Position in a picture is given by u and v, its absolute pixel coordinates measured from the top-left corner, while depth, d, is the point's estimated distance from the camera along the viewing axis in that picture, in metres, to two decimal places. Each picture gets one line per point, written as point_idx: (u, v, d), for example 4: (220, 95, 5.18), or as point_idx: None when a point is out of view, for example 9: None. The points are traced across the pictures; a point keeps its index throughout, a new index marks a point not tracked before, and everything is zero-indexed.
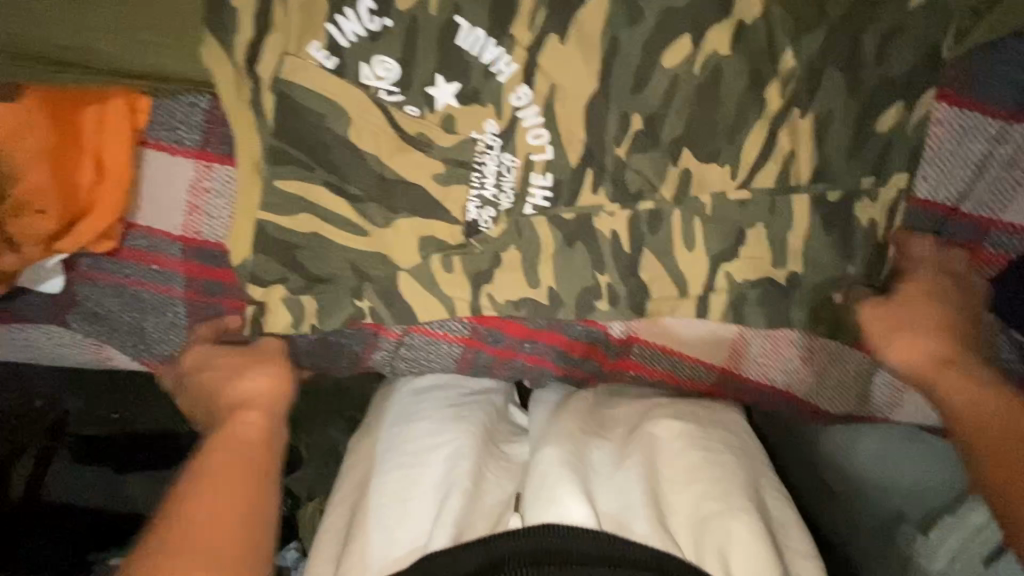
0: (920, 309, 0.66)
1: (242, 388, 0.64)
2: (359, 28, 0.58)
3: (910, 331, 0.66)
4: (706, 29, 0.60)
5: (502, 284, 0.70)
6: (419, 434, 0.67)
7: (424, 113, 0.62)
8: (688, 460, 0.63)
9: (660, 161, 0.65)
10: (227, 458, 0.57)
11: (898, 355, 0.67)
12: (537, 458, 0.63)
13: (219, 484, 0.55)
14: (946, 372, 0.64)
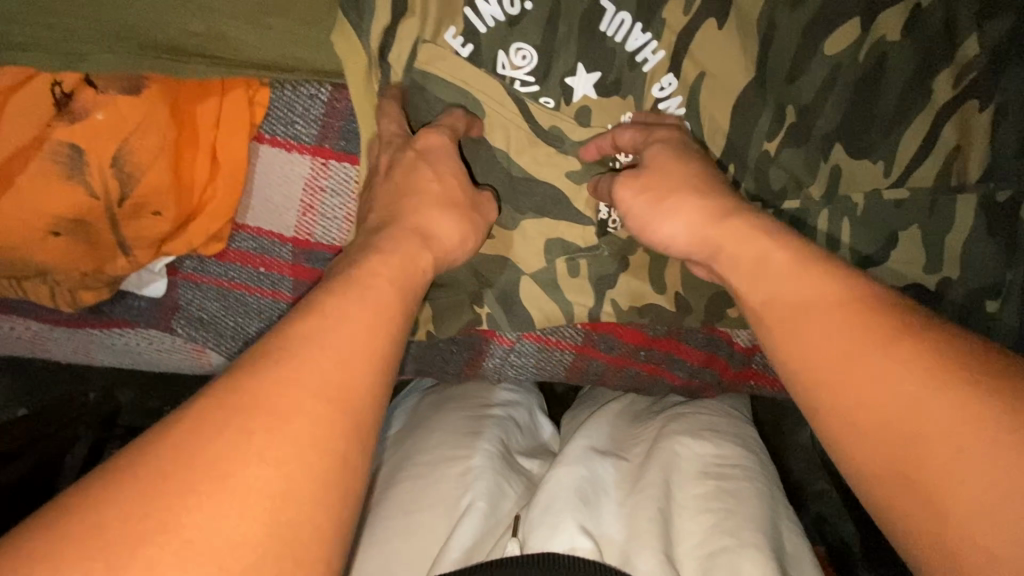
0: (660, 171, 0.51)
1: (433, 220, 0.50)
2: (499, 12, 0.54)
3: (674, 201, 0.50)
4: (876, 12, 0.55)
5: (627, 290, 0.65)
6: (428, 449, 0.61)
7: (559, 105, 0.58)
8: (699, 488, 0.56)
9: (811, 157, 0.60)
10: (390, 290, 0.42)
11: (663, 228, 0.51)
12: (548, 476, 0.55)
13: (371, 320, 0.39)
14: (724, 227, 0.47)
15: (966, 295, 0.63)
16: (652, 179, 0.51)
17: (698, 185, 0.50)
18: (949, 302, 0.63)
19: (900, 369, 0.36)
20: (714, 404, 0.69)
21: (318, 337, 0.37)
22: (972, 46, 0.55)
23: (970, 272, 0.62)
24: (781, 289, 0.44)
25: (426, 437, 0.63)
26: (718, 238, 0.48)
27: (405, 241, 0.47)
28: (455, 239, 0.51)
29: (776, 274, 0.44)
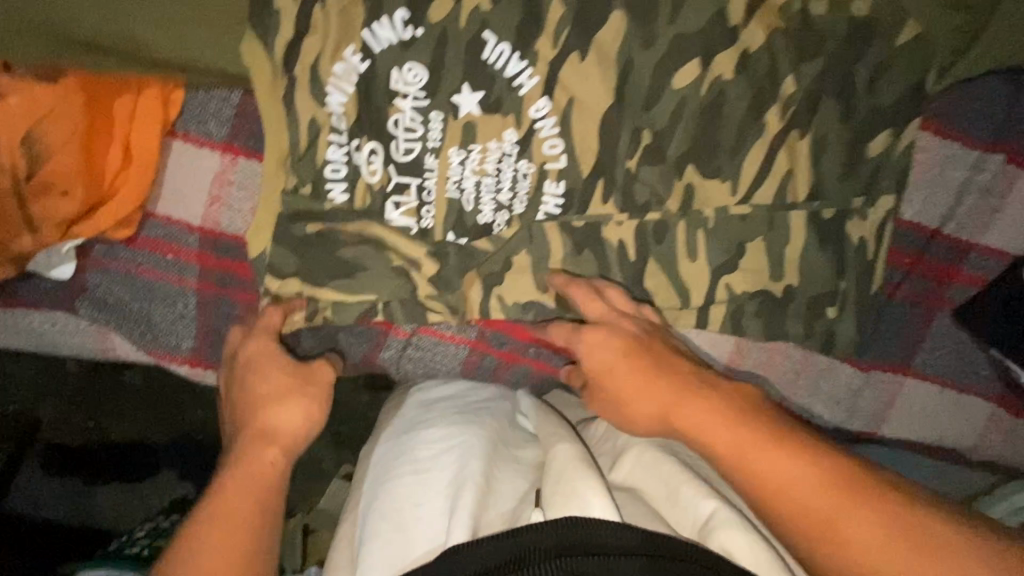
0: (613, 374, 0.64)
1: (275, 418, 0.60)
2: (393, 35, 0.63)
3: (620, 404, 0.63)
4: (715, 55, 0.65)
5: (513, 287, 0.73)
6: (428, 441, 0.64)
7: (447, 119, 0.66)
8: (667, 462, 0.58)
9: (667, 175, 0.69)
10: (232, 507, 0.54)
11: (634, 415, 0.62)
12: (554, 455, 0.59)
13: (223, 537, 0.52)
14: (686, 410, 0.59)
15: (808, 300, 0.73)
16: (615, 383, 0.64)
17: (662, 374, 0.63)
18: (792, 306, 0.73)
19: (874, 528, 0.48)
20: None
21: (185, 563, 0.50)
22: (790, 84, 0.65)
23: (807, 280, 0.72)
24: (696, 433, 0.57)
25: (422, 429, 0.66)
26: (678, 419, 0.59)
27: (255, 453, 0.57)
28: (307, 420, 0.61)
29: (722, 441, 0.55)
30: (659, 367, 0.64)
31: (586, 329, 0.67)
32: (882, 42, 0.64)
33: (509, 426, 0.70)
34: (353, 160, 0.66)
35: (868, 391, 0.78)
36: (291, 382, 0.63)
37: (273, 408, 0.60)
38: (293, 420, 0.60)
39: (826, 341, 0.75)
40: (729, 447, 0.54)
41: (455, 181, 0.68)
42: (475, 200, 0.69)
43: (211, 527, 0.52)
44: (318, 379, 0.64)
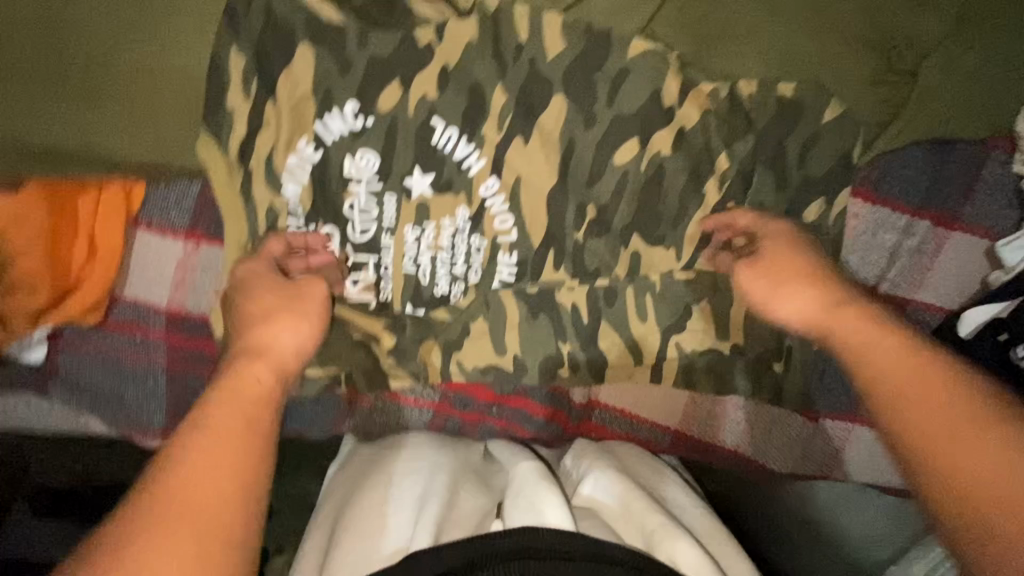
0: (785, 258, 0.63)
1: (276, 327, 0.56)
2: (344, 126, 0.65)
3: (791, 287, 0.60)
4: (652, 133, 0.68)
5: (472, 352, 0.76)
6: (400, 463, 0.69)
7: (400, 201, 0.69)
8: (622, 485, 0.66)
9: (614, 245, 0.73)
10: (230, 408, 0.47)
11: (783, 308, 0.60)
12: (517, 476, 0.66)
13: (215, 449, 0.44)
14: (837, 312, 0.57)
15: (754, 359, 0.77)
16: (777, 277, 0.62)
17: (818, 280, 0.60)
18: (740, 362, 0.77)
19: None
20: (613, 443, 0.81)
21: (171, 486, 0.41)
22: (725, 160, 0.69)
23: (752, 339, 0.75)
24: (858, 342, 0.54)
25: (398, 453, 0.72)
26: (831, 323, 0.57)
27: (247, 364, 0.52)
28: (301, 343, 0.57)
29: (881, 355, 0.52)
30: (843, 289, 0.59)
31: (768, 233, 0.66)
32: (810, 117, 0.67)
33: (477, 458, 0.76)
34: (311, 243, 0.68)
35: (818, 439, 0.82)
36: (295, 296, 0.60)
37: (271, 320, 0.57)
38: (293, 335, 0.57)
39: (775, 394, 0.79)
40: (888, 363, 0.51)
41: (412, 257, 0.71)
42: (431, 273, 0.72)
43: (193, 442, 0.44)
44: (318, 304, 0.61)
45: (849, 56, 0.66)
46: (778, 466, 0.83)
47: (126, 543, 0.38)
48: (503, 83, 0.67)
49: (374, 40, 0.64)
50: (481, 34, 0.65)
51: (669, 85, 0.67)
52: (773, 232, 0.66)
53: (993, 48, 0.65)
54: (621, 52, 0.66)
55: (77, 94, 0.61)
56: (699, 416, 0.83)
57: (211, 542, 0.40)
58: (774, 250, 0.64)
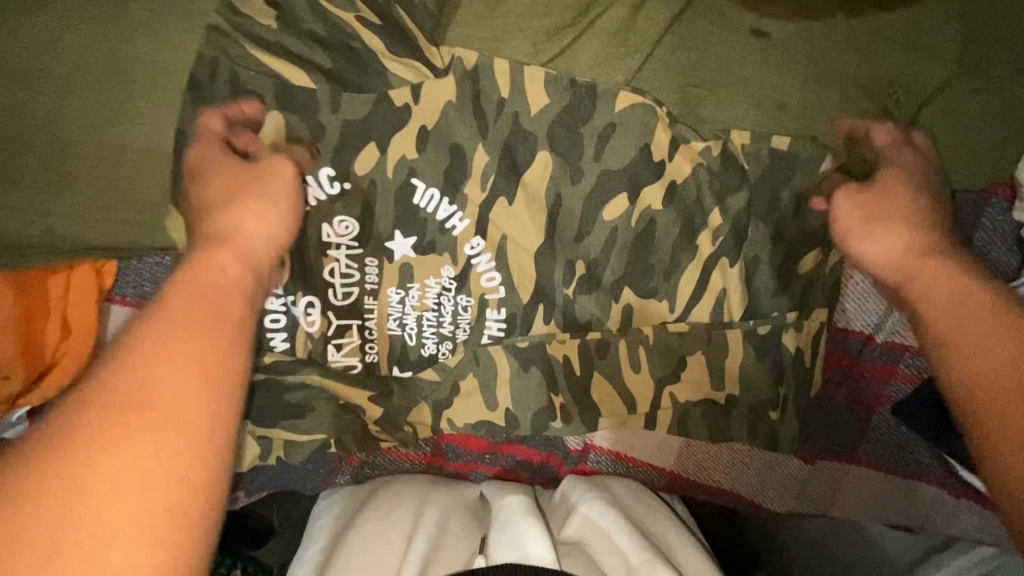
0: (900, 197, 0.58)
1: (247, 215, 0.51)
2: (319, 193, 0.64)
3: (891, 222, 0.57)
4: (641, 189, 0.66)
5: (462, 409, 0.74)
6: (391, 503, 0.71)
7: (382, 263, 0.67)
8: (610, 517, 0.68)
9: (605, 299, 0.71)
10: (188, 299, 0.42)
11: (872, 246, 0.58)
12: (504, 512, 0.68)
13: (189, 322, 0.40)
14: (930, 263, 0.54)
15: (751, 406, 0.75)
16: (875, 213, 0.59)
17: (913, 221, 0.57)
18: (736, 410, 0.75)
19: None
20: (604, 480, 0.79)
21: (140, 359, 0.37)
22: (717, 215, 0.67)
23: (748, 389, 0.74)
24: (938, 295, 0.51)
25: (393, 489, 0.74)
26: (921, 272, 0.54)
27: (209, 253, 0.47)
28: (269, 223, 0.52)
29: (954, 297, 0.50)
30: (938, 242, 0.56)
31: (892, 160, 0.61)
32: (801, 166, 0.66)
33: (468, 491, 0.78)
34: (291, 313, 0.67)
35: (816, 479, 0.81)
36: (261, 189, 0.53)
37: (238, 205, 0.52)
38: (267, 226, 0.52)
39: (770, 441, 0.77)
40: (969, 315, 0.48)
41: (396, 318, 0.69)
42: (418, 334, 0.70)
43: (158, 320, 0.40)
44: (292, 197, 0.55)
45: (832, 102, 0.65)
46: (773, 506, 0.83)
47: (79, 446, 0.33)
48: (485, 143, 0.64)
49: (349, 103, 0.62)
50: (459, 93, 0.63)
51: (656, 138, 0.65)
52: (900, 162, 0.61)
53: (977, 90, 0.65)
54: (606, 106, 0.64)
55: (47, 177, 0.62)
56: (694, 459, 0.82)
57: (176, 436, 0.36)
58: (887, 187, 0.59)
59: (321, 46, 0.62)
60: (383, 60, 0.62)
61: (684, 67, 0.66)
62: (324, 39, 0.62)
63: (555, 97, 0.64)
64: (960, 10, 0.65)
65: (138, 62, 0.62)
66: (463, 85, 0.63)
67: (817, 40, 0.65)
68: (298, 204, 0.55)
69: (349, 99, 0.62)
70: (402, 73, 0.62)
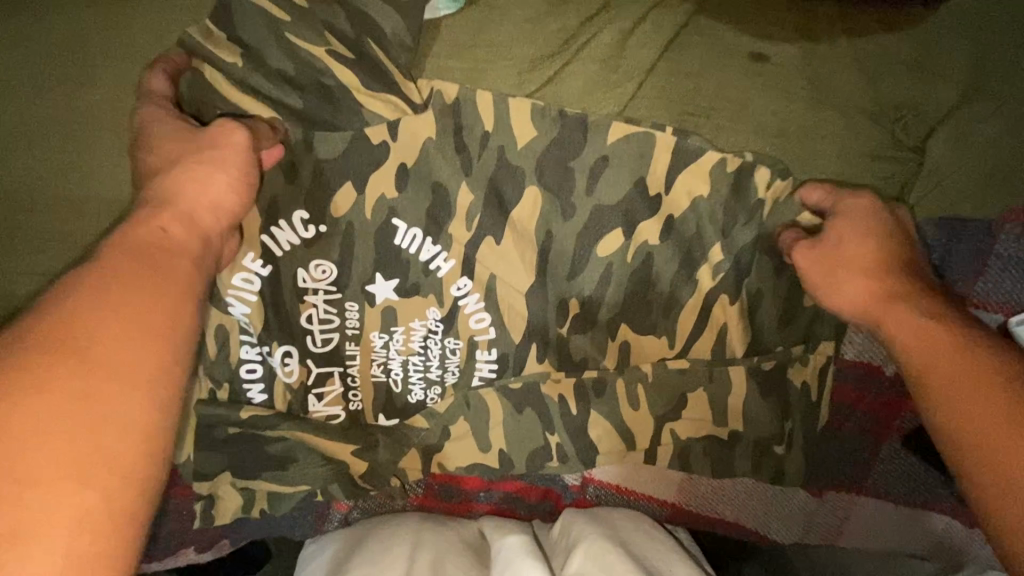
0: (861, 240, 0.56)
1: (198, 170, 0.50)
2: (293, 237, 0.61)
3: (851, 271, 0.56)
4: (636, 224, 0.63)
5: (453, 453, 0.71)
6: (383, 547, 0.67)
7: (363, 308, 0.64)
8: (611, 553, 0.64)
9: (600, 337, 0.68)
10: (133, 255, 0.42)
11: (837, 296, 0.56)
12: (507, 555, 0.64)
13: (126, 278, 0.40)
14: (891, 306, 0.52)
15: (756, 440, 0.72)
16: (832, 264, 0.57)
17: (884, 264, 0.55)
18: (740, 446, 0.72)
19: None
20: (606, 516, 0.76)
21: (76, 312, 0.37)
22: (716, 250, 0.64)
23: (752, 424, 0.71)
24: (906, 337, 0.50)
25: (386, 529, 0.71)
26: (881, 316, 0.53)
27: (150, 216, 0.46)
28: (218, 195, 0.50)
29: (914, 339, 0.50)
30: (906, 281, 0.54)
31: (841, 204, 0.59)
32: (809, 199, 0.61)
33: (466, 531, 0.74)
34: (268, 363, 0.64)
35: (823, 510, 0.79)
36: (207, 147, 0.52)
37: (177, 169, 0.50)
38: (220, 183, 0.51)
39: (776, 475, 0.74)
40: (933, 356, 0.48)
41: (381, 363, 0.66)
42: (404, 380, 0.67)
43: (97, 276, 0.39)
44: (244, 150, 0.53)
45: (837, 131, 0.61)
46: (779, 537, 0.81)
47: (15, 381, 0.33)
48: (468, 180, 0.61)
49: (325, 143, 0.60)
50: (439, 128, 0.60)
51: (650, 172, 0.61)
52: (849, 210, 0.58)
53: (991, 113, 0.60)
54: (597, 138, 0.60)
55: (3, 232, 0.62)
56: (696, 491, 0.80)
57: (108, 383, 0.35)
58: (850, 249, 0.56)
59: (293, 85, 0.59)
60: (358, 97, 0.59)
61: (679, 93, 0.62)
62: (294, 78, 0.59)
63: (542, 130, 0.60)
64: (967, 27, 0.61)
65: (90, 112, 0.61)
66: (443, 121, 0.60)
67: (819, 64, 0.61)
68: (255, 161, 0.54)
69: (324, 138, 0.60)
70: (376, 108, 0.59)
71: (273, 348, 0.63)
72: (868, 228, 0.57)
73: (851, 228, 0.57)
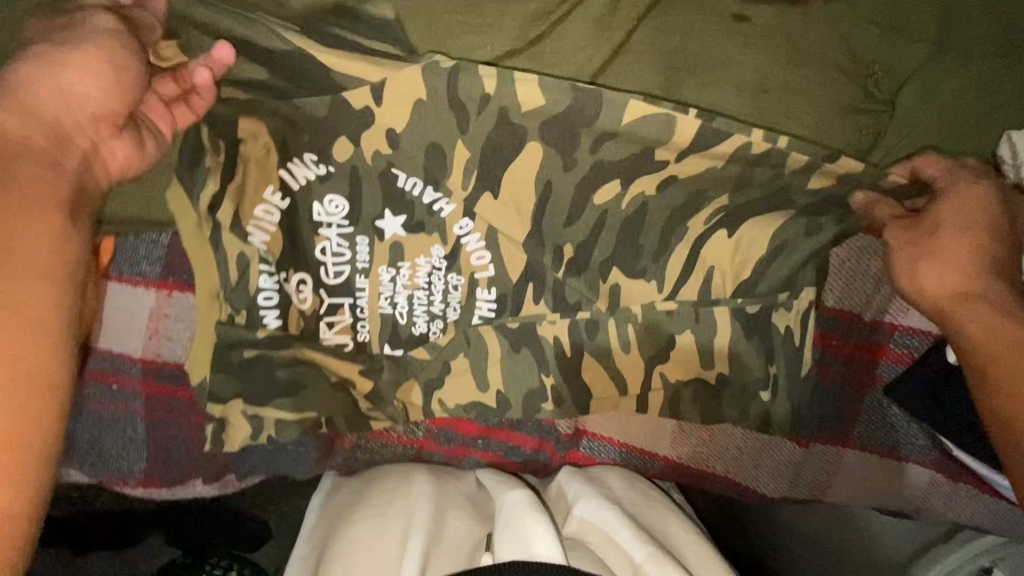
0: (959, 231, 0.60)
1: (57, 75, 0.49)
2: (308, 172, 0.65)
3: (940, 260, 0.60)
4: (637, 177, 0.65)
5: (452, 389, 0.74)
6: (388, 496, 0.70)
7: (373, 242, 0.69)
8: (607, 511, 0.67)
9: (593, 278, 0.72)
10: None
11: (922, 278, 0.61)
12: (506, 501, 0.68)
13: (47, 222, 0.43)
14: (968, 303, 0.59)
15: (742, 385, 0.75)
16: (926, 249, 0.61)
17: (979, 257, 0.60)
18: (726, 391, 0.76)
19: None
20: (600, 474, 0.78)
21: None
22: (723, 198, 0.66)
23: (738, 368, 0.74)
24: (975, 331, 0.57)
25: (387, 478, 0.74)
26: (956, 310, 0.59)
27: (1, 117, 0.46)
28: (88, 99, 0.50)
29: (980, 337, 0.57)
30: (986, 277, 0.59)
31: (952, 190, 0.62)
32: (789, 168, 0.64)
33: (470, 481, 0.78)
34: (284, 290, 0.68)
35: (808, 464, 0.81)
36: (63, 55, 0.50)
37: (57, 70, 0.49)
38: (96, 86, 0.51)
39: (763, 422, 0.77)
40: (1001, 350, 0.55)
41: (387, 296, 0.71)
42: (409, 313, 0.72)
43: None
44: (117, 57, 0.53)
45: (806, 97, 0.66)
46: (767, 491, 0.83)
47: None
48: (464, 139, 0.64)
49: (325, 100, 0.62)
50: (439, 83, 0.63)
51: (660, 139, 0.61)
52: (960, 194, 0.61)
53: (951, 71, 0.67)
54: (613, 113, 0.60)
55: None
56: (687, 443, 0.81)
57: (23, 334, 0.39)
58: (946, 238, 0.60)
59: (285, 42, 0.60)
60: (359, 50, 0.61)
61: (666, 50, 0.67)
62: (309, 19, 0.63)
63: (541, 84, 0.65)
64: None
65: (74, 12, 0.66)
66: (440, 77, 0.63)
67: (797, 23, 0.66)
68: (132, 64, 0.54)
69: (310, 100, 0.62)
70: (358, 73, 0.60)
71: (288, 276, 0.68)
72: (973, 221, 0.60)
73: (956, 215, 0.60)
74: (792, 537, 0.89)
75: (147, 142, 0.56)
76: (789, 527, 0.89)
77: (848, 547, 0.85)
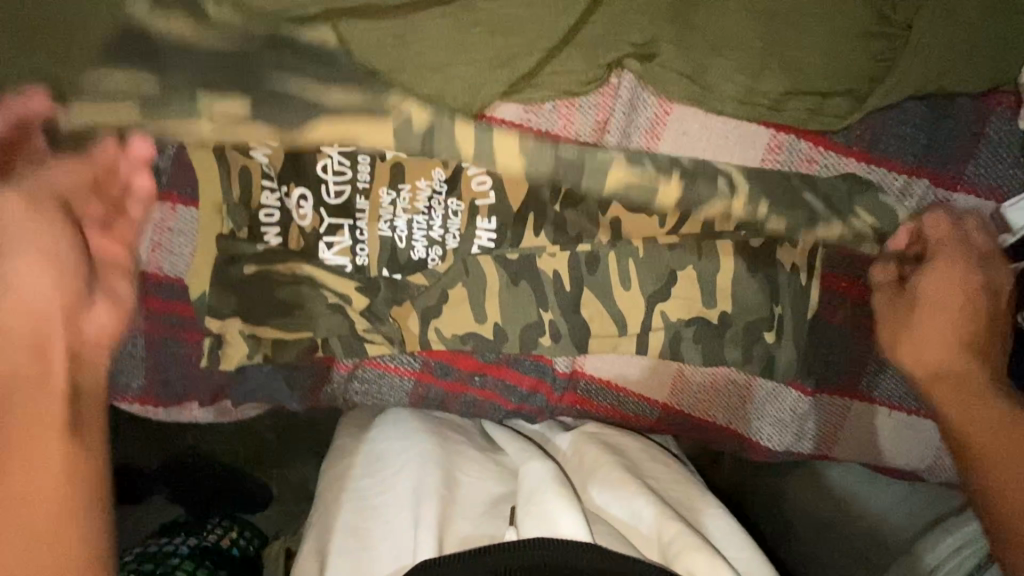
0: (937, 313, 0.64)
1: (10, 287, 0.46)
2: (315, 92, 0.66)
3: (917, 331, 0.65)
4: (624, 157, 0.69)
5: (450, 319, 0.74)
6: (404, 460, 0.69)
7: (374, 162, 0.69)
8: (631, 486, 0.64)
9: (594, 209, 0.71)
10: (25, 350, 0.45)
11: (903, 349, 0.66)
12: (525, 472, 0.65)
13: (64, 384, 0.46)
14: (951, 373, 0.61)
15: (745, 327, 0.73)
16: (907, 321, 0.66)
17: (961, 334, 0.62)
18: (729, 332, 0.74)
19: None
20: (611, 436, 0.75)
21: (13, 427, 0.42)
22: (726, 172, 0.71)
23: (741, 307, 0.73)
24: (954, 411, 0.58)
25: (401, 433, 0.74)
26: (935, 385, 0.61)
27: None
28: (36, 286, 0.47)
29: (955, 414, 0.58)
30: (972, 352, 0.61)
31: (941, 260, 0.66)
32: (760, 126, 0.70)
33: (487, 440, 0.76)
34: (286, 206, 0.69)
35: (815, 416, 0.78)
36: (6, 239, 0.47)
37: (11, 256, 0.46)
38: (41, 281, 0.47)
39: (766, 366, 0.75)
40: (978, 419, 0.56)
41: (387, 219, 0.71)
42: (408, 237, 0.71)
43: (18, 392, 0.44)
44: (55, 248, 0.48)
45: (815, 31, 0.65)
46: (771, 445, 0.80)
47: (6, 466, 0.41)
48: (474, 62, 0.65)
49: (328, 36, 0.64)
50: (438, 44, 0.65)
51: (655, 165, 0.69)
52: (946, 265, 0.65)
53: None
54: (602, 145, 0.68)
55: None
56: (690, 389, 0.79)
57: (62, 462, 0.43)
58: (927, 317, 0.64)
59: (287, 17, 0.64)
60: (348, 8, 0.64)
61: None
62: None
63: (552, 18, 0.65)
64: None
65: None
66: (443, 25, 0.64)
67: None
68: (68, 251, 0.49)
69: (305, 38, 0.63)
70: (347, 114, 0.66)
71: (289, 192, 0.69)
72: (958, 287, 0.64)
73: (940, 298, 0.64)
74: (787, 505, 0.87)
75: (116, 292, 0.54)
76: (789, 498, 0.87)
77: (839, 512, 0.83)
